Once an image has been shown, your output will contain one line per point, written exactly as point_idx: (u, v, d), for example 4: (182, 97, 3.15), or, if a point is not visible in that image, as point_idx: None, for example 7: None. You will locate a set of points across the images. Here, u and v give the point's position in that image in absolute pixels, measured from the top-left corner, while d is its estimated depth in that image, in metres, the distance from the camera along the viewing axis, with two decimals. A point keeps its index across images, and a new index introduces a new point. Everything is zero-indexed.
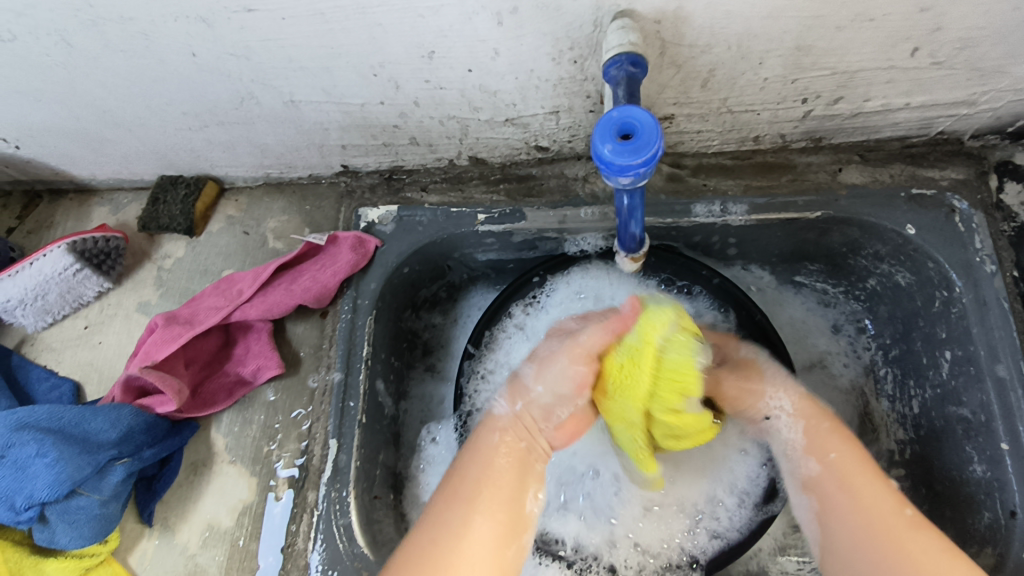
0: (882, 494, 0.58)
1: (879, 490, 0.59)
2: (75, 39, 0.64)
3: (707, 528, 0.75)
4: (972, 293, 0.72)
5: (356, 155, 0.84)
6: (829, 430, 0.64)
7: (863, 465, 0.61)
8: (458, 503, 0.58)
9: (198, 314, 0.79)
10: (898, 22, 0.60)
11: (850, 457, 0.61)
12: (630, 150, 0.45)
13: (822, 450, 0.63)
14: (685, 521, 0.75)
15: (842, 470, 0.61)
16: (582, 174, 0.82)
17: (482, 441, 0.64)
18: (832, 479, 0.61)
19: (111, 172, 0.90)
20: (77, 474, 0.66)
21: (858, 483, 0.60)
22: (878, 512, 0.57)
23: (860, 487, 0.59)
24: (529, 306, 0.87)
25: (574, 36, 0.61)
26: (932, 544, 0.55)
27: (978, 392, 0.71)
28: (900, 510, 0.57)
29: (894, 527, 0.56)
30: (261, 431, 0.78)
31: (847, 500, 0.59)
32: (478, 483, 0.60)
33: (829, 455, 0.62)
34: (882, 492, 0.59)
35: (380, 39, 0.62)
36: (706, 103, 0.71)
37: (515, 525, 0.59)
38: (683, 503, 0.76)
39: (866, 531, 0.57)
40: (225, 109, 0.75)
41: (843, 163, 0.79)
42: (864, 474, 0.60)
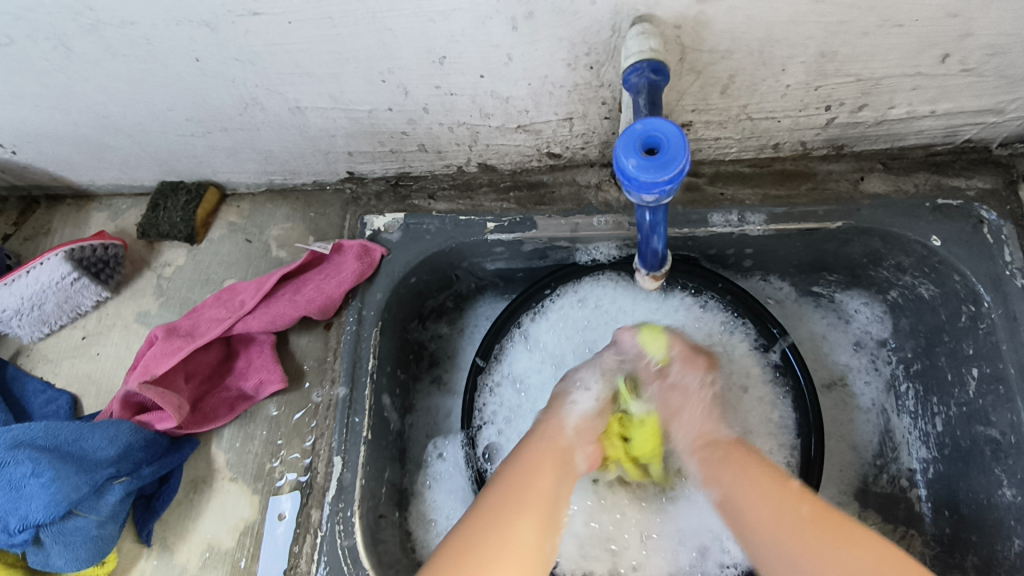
0: (777, 498, 0.58)
1: (778, 497, 0.58)
2: (74, 43, 0.61)
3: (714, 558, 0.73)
4: (1002, 308, 0.69)
5: (362, 161, 0.81)
6: (722, 445, 0.65)
7: (762, 475, 0.60)
8: (522, 498, 0.58)
9: (198, 326, 0.77)
10: (926, 29, 0.57)
11: (738, 466, 0.62)
12: (655, 165, 0.43)
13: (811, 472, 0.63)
14: (693, 552, 0.73)
15: (734, 476, 0.61)
16: (595, 182, 0.79)
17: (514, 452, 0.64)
18: (717, 475, 0.63)
19: (110, 178, 0.87)
20: (74, 494, 0.64)
21: (755, 488, 0.59)
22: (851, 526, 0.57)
23: (757, 490, 0.59)
24: (537, 316, 0.86)
25: (591, 41, 0.58)
26: (841, 551, 0.52)
27: (1009, 412, 0.68)
28: (799, 509, 0.56)
29: (801, 538, 0.54)
30: (263, 447, 0.76)
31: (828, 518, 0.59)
32: (530, 474, 0.60)
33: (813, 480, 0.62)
34: (776, 501, 0.57)
35: (389, 44, 0.60)
36: (725, 109, 0.68)
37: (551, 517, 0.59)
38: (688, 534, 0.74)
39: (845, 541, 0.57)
40: (228, 114, 0.72)
41: (865, 172, 0.76)
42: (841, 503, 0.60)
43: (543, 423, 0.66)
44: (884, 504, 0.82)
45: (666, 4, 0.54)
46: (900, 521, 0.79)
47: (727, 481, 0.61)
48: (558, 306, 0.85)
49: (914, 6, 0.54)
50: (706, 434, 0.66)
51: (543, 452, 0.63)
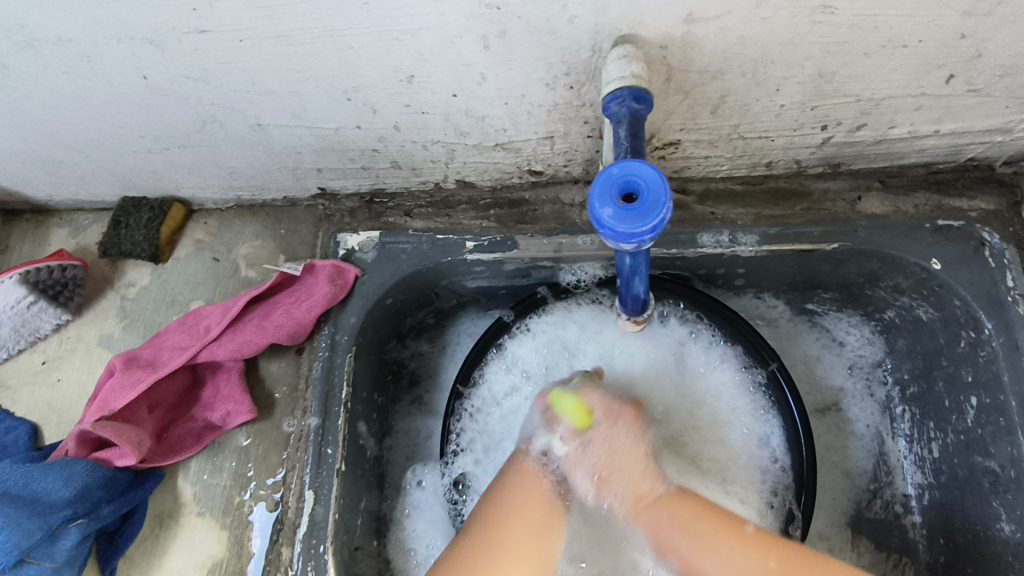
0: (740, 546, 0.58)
1: (738, 548, 0.57)
2: (11, 61, 0.57)
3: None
4: (1003, 336, 0.66)
5: (333, 178, 0.77)
6: (660, 489, 0.63)
7: (717, 531, 0.59)
8: (518, 517, 0.61)
9: (160, 355, 0.73)
10: (933, 50, 0.53)
11: (683, 527, 0.59)
12: (634, 215, 0.40)
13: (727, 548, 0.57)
14: None
15: (672, 511, 0.61)
16: (579, 200, 0.75)
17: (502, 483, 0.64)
18: (671, 538, 0.60)
19: (68, 193, 0.83)
20: (25, 540, 0.60)
21: (680, 530, 0.59)
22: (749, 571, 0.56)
23: (716, 543, 0.58)
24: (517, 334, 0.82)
25: (570, 61, 0.54)
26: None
27: (1008, 446, 0.65)
28: (768, 563, 0.56)
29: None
30: (232, 479, 0.72)
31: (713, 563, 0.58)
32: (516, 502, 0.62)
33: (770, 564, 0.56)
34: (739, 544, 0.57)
35: (353, 64, 0.55)
36: (715, 129, 0.64)
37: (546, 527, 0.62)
38: None
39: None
40: (186, 132, 0.68)
41: (862, 191, 0.72)
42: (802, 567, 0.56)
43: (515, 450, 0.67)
44: (877, 530, 0.79)
45: (651, 24, 0.50)
46: (894, 549, 0.77)
47: (679, 541, 0.59)
48: (542, 326, 0.82)
49: (922, 25, 0.51)
50: (637, 495, 0.62)
51: (523, 475, 0.63)
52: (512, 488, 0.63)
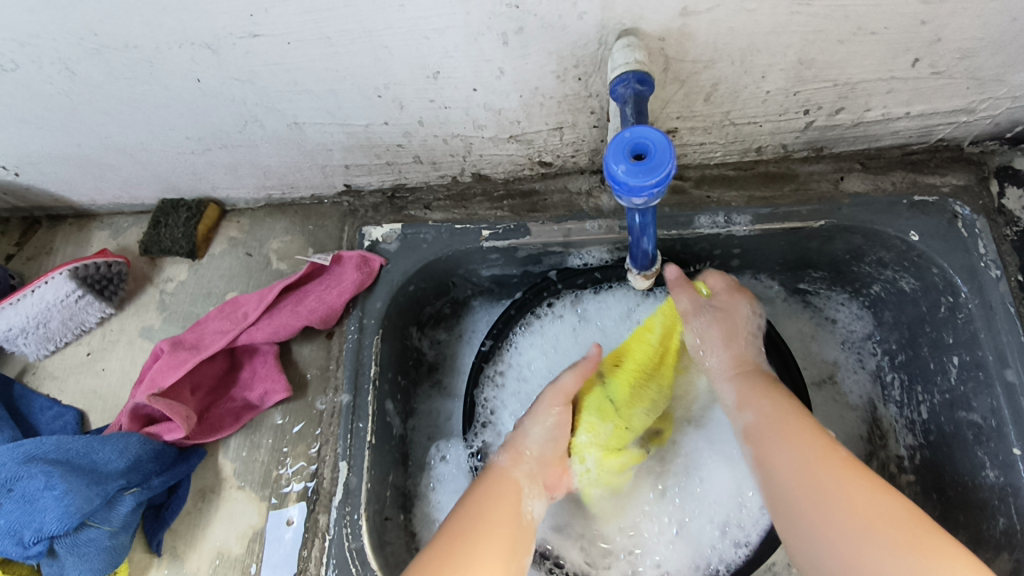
0: (812, 432, 0.61)
1: (811, 429, 0.62)
2: (79, 68, 0.64)
3: (731, 537, 0.76)
4: (978, 298, 0.72)
5: (359, 174, 0.83)
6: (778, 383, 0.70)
7: (800, 414, 0.64)
8: (492, 521, 0.61)
9: (203, 339, 0.79)
10: (898, 35, 0.61)
11: (777, 398, 0.66)
12: (644, 170, 0.46)
13: (789, 429, 0.62)
14: (712, 533, 0.76)
15: (772, 411, 0.65)
16: (585, 189, 0.82)
17: (476, 494, 0.64)
18: (756, 403, 0.67)
19: (111, 197, 0.89)
20: (86, 506, 0.65)
21: (787, 428, 0.63)
22: (813, 462, 0.58)
23: (793, 421, 0.63)
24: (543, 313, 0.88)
25: (579, 54, 0.61)
26: (858, 480, 0.56)
27: (988, 398, 0.71)
28: (836, 456, 0.59)
29: (829, 467, 0.57)
30: (270, 455, 0.77)
31: (781, 445, 0.61)
32: (490, 503, 0.63)
33: (838, 455, 0.58)
34: (767, 407, 0.66)
35: (385, 61, 0.62)
36: (709, 116, 0.72)
37: (519, 541, 0.62)
38: (708, 517, 0.77)
39: (802, 483, 0.58)
40: (229, 133, 0.74)
41: (845, 172, 0.79)
42: (872, 483, 0.56)
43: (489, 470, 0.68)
44: None
45: (650, 18, 0.57)
46: None
47: (758, 407, 0.66)
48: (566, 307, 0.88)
49: (885, 14, 0.58)
50: (740, 361, 0.73)
51: (502, 484, 0.65)
52: (486, 495, 0.64)
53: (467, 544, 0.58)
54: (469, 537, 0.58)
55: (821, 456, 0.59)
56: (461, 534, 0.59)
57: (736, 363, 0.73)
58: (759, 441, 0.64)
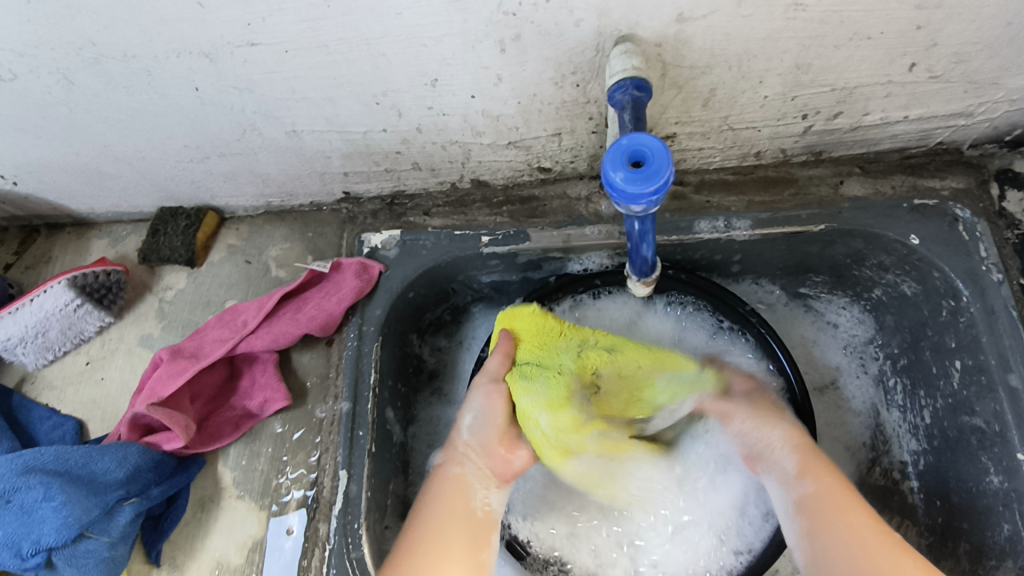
0: (859, 507, 0.57)
1: (857, 505, 0.58)
2: (77, 77, 0.64)
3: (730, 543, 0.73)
4: (979, 302, 0.72)
5: (358, 181, 0.83)
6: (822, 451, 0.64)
7: (853, 490, 0.60)
8: (441, 523, 0.61)
9: (203, 347, 0.79)
10: (895, 40, 0.61)
11: (834, 472, 0.61)
12: (641, 177, 0.46)
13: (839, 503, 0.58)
14: (710, 541, 0.74)
15: (827, 482, 0.60)
16: (585, 195, 0.82)
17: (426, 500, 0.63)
18: (812, 473, 0.61)
19: (110, 206, 0.89)
20: (84, 516, 0.65)
21: (839, 498, 0.58)
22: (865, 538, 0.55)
23: (843, 498, 0.58)
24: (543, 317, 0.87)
25: (576, 61, 0.61)
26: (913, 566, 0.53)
27: (992, 402, 0.71)
28: (882, 531, 0.55)
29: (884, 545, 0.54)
30: (269, 464, 0.77)
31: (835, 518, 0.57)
32: (437, 505, 0.62)
33: (888, 531, 0.56)
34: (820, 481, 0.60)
35: (383, 69, 0.62)
36: (707, 121, 0.71)
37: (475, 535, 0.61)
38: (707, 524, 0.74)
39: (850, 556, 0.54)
40: (227, 141, 0.74)
41: (844, 176, 0.79)
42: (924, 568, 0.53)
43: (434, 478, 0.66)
44: (878, 496, 0.84)
45: (647, 24, 0.57)
46: (895, 513, 0.82)
47: (818, 480, 0.60)
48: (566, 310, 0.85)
49: (881, 19, 0.58)
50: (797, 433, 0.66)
51: (445, 484, 0.64)
52: (437, 497, 0.63)
53: (422, 553, 0.58)
54: (427, 543, 0.59)
55: (874, 539, 0.55)
56: (413, 541, 0.59)
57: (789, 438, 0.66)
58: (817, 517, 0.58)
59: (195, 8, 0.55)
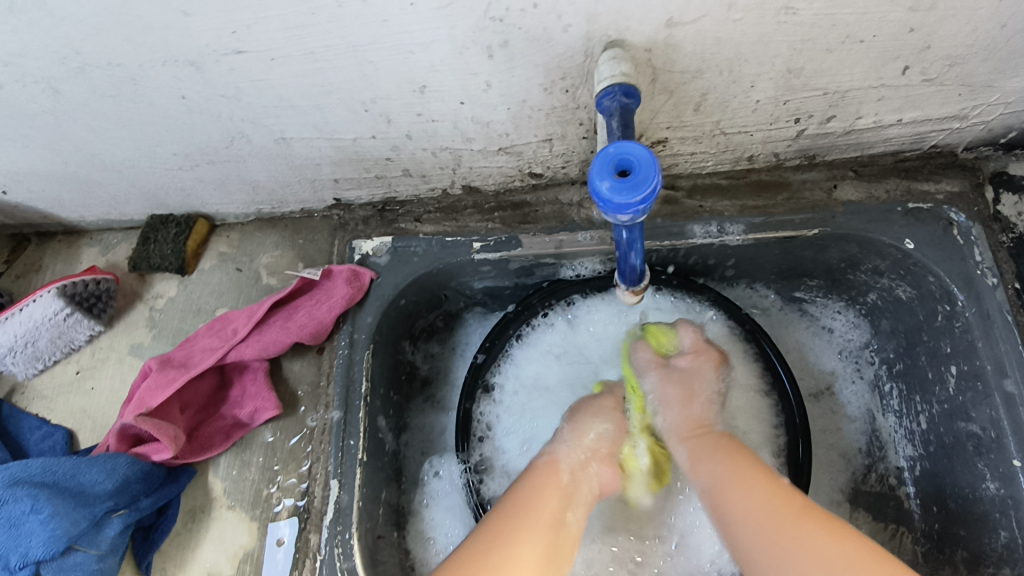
0: (769, 484, 0.60)
1: (767, 484, 0.60)
2: (63, 86, 0.63)
3: None
4: (975, 306, 0.71)
5: (348, 188, 0.83)
6: (717, 435, 0.67)
7: (752, 468, 0.62)
8: (536, 520, 0.60)
9: (192, 357, 0.78)
10: (887, 43, 0.60)
11: (725, 454, 0.64)
12: (628, 187, 0.46)
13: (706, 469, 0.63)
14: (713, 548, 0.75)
15: (725, 466, 0.62)
16: (577, 200, 0.81)
17: (518, 490, 0.63)
18: (705, 464, 0.63)
19: (100, 214, 0.89)
20: (72, 529, 0.65)
21: (735, 477, 0.61)
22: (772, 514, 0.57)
23: (749, 479, 0.60)
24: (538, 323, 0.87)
25: (565, 66, 0.61)
26: (818, 533, 0.54)
27: (987, 408, 0.70)
28: (793, 500, 0.58)
29: (788, 519, 0.56)
30: (260, 473, 0.76)
31: (741, 498, 0.59)
32: (531, 499, 0.62)
33: (795, 501, 0.58)
34: (730, 465, 0.62)
35: (371, 76, 0.62)
36: (699, 126, 0.71)
37: (561, 537, 0.60)
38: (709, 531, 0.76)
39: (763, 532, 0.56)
40: (216, 148, 0.74)
41: (838, 179, 0.78)
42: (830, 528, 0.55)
43: (540, 461, 0.66)
44: (874, 502, 0.83)
45: (636, 29, 0.56)
46: (891, 519, 0.81)
47: (711, 467, 0.63)
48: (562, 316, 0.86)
49: (873, 22, 0.57)
50: (694, 421, 0.68)
51: (545, 479, 0.64)
52: (531, 489, 0.63)
53: (505, 542, 0.58)
54: (510, 536, 0.58)
55: (779, 510, 0.57)
56: (497, 529, 0.59)
57: (692, 424, 0.68)
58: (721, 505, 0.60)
59: (179, 16, 0.54)
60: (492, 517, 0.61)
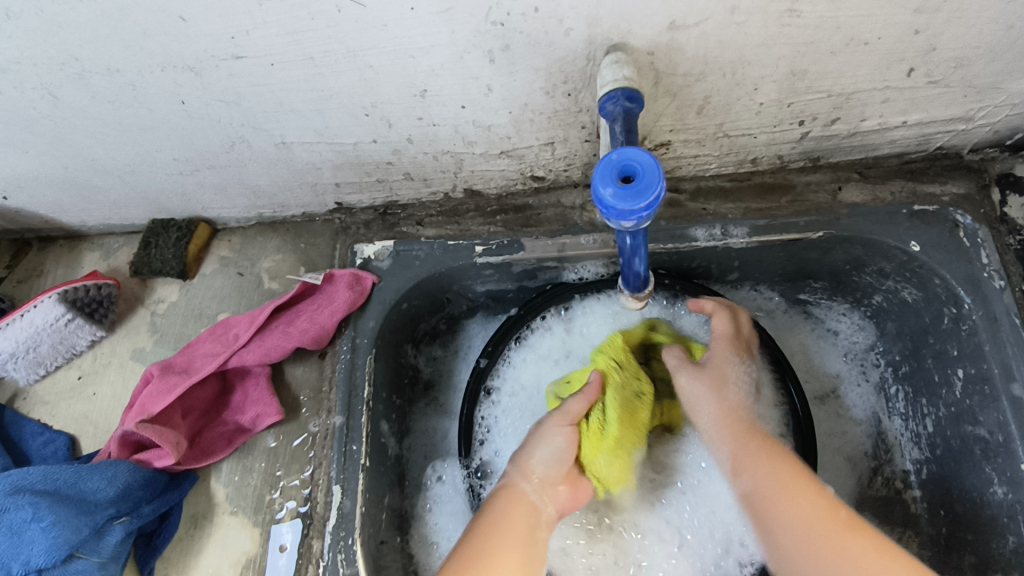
0: (812, 496, 0.58)
1: (807, 492, 0.59)
2: (61, 92, 0.63)
3: (734, 556, 0.74)
4: (982, 309, 0.70)
5: (350, 192, 0.82)
6: (756, 432, 0.65)
7: (796, 475, 0.60)
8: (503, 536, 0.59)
9: (194, 362, 0.78)
10: (892, 45, 0.59)
11: (768, 456, 0.62)
12: (632, 194, 0.46)
13: (746, 469, 0.63)
14: (714, 552, 0.75)
15: (771, 472, 0.61)
16: (580, 203, 0.81)
17: (482, 514, 0.62)
18: (749, 465, 0.63)
19: (101, 218, 0.88)
20: (74, 536, 0.65)
21: (782, 485, 0.60)
22: (817, 527, 0.56)
23: (794, 488, 0.59)
24: (537, 326, 0.86)
25: (567, 70, 0.60)
26: (864, 546, 0.54)
27: (995, 412, 0.69)
28: (838, 515, 0.56)
29: (829, 532, 0.55)
30: (263, 479, 0.76)
31: (788, 509, 0.58)
32: (494, 522, 0.60)
33: (840, 514, 0.56)
34: (773, 472, 0.61)
35: (371, 81, 0.61)
36: (702, 128, 0.70)
37: (535, 535, 0.61)
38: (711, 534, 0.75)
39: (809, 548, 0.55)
40: (216, 153, 0.73)
41: (842, 182, 0.78)
42: (881, 552, 0.53)
43: (501, 485, 0.65)
44: (881, 506, 0.82)
45: (638, 33, 0.56)
46: (898, 523, 0.80)
47: (750, 473, 0.62)
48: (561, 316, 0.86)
49: (877, 24, 0.57)
50: (730, 418, 0.67)
51: (508, 501, 0.62)
52: (493, 512, 0.61)
53: (477, 557, 0.56)
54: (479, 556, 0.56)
55: (824, 524, 0.56)
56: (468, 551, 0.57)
57: (728, 415, 0.67)
58: (761, 516, 0.60)
59: (177, 21, 0.54)
60: (463, 541, 0.59)
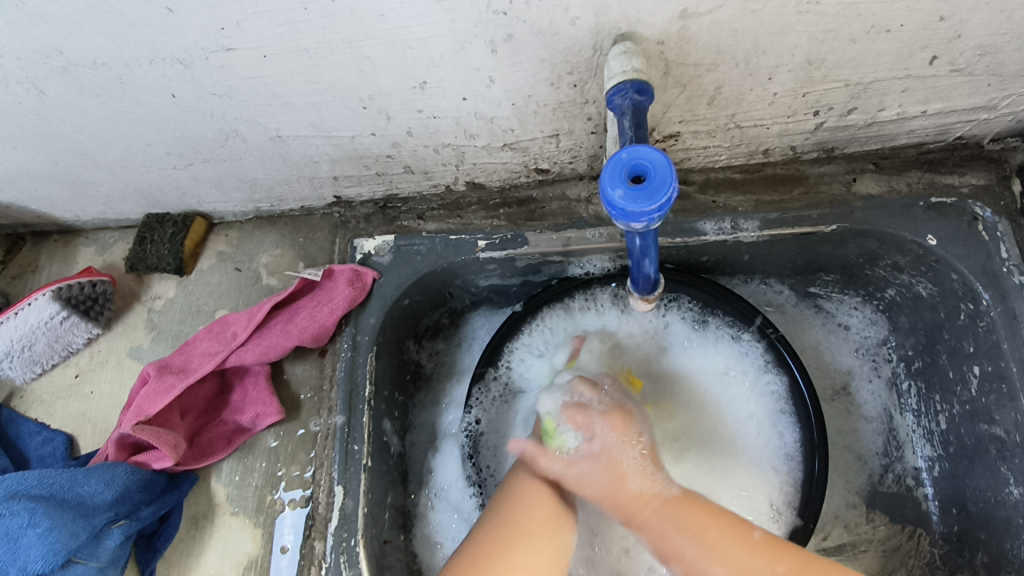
0: (750, 552, 0.60)
1: (749, 556, 0.60)
2: (47, 86, 0.61)
3: None
4: (1001, 306, 0.68)
5: (348, 185, 0.80)
6: (671, 495, 0.65)
7: (719, 530, 0.62)
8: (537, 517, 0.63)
9: (191, 362, 0.76)
10: (915, 33, 0.57)
11: (683, 510, 0.63)
12: (643, 194, 0.45)
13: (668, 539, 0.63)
14: None
15: (682, 521, 0.63)
16: (585, 196, 0.78)
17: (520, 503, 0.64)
18: (655, 525, 0.64)
19: (95, 213, 0.87)
20: (72, 541, 0.65)
21: (697, 533, 0.62)
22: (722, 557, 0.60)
23: (727, 550, 0.61)
24: (556, 315, 0.83)
25: (573, 60, 0.58)
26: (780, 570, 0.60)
27: (1012, 411, 0.67)
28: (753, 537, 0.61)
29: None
30: (264, 479, 0.75)
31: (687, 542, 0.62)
32: (530, 501, 0.64)
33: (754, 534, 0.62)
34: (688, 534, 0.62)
35: (368, 73, 0.59)
36: (713, 119, 0.68)
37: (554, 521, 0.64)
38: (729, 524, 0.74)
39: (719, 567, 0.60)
40: (210, 147, 0.71)
41: (857, 173, 0.75)
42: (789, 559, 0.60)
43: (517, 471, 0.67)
44: (891, 504, 0.81)
45: (648, 21, 0.53)
46: (909, 521, 0.79)
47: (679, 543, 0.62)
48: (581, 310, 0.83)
49: (901, 11, 0.54)
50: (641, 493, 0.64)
51: (537, 487, 0.65)
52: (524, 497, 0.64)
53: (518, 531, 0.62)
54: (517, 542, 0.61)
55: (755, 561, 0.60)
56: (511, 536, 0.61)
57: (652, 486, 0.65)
58: (701, 569, 0.61)
59: (164, 13, 0.51)
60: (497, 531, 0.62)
